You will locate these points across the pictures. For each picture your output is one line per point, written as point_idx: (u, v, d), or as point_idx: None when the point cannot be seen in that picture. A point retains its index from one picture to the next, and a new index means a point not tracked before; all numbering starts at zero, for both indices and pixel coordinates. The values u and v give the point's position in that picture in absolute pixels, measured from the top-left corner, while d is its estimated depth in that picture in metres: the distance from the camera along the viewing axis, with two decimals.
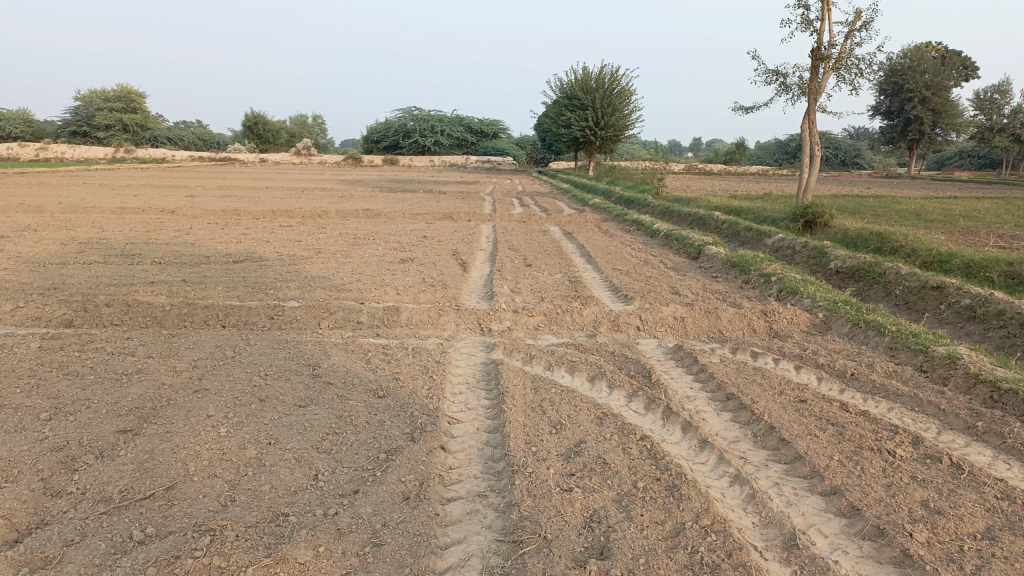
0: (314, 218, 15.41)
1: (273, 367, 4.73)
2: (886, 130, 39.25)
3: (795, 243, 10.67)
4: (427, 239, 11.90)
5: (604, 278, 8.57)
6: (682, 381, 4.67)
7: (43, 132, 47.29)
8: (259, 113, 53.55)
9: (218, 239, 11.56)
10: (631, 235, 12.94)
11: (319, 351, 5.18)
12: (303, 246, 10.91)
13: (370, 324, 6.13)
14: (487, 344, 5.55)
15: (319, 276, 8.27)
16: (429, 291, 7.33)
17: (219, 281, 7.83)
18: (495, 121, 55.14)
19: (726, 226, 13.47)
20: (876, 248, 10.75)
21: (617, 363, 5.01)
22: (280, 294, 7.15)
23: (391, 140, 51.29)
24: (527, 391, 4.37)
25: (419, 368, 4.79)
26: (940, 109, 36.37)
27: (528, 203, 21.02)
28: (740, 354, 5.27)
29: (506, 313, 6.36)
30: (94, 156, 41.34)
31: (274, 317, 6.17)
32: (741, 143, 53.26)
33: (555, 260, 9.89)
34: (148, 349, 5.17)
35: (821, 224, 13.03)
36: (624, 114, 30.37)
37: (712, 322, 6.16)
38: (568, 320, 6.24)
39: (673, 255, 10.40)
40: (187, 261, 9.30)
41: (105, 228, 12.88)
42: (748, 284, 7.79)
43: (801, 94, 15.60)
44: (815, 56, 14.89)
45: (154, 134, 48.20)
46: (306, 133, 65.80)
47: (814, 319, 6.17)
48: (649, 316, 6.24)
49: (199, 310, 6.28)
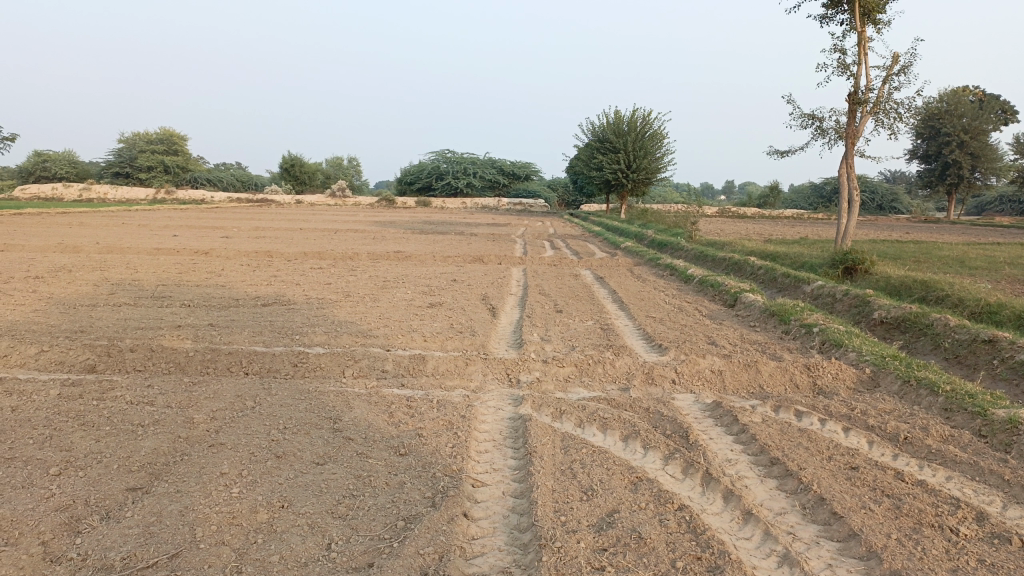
0: (345, 259, 15.43)
1: (292, 419, 4.56)
2: (923, 174, 38.66)
3: (835, 291, 10.35)
4: (457, 282, 11.78)
5: (637, 326, 8.34)
6: (722, 442, 4.40)
7: (87, 173, 48.56)
8: (296, 155, 54.53)
9: (249, 281, 11.57)
10: (664, 280, 12.71)
11: (342, 402, 5.01)
12: (332, 289, 10.85)
13: (395, 373, 5.95)
14: (515, 397, 5.33)
15: (346, 321, 8.15)
16: (457, 338, 7.16)
17: (246, 325, 7.74)
18: (527, 164, 55.47)
19: (762, 272, 13.16)
20: (921, 297, 10.38)
21: (652, 421, 4.75)
22: (306, 340, 7.02)
23: (424, 182, 51.80)
24: (557, 450, 4.14)
25: (444, 422, 4.58)
26: (979, 153, 35.77)
27: (559, 246, 20.92)
28: (783, 412, 4.99)
29: (536, 363, 6.16)
30: (135, 197, 42.28)
31: (298, 364, 6.03)
32: (775, 186, 52.89)
33: (587, 306, 9.69)
34: (168, 397, 5.04)
35: (862, 271, 12.67)
36: (656, 157, 30.30)
37: (751, 376, 5.88)
38: (600, 371, 6.01)
39: (709, 302, 10.14)
40: (216, 303, 9.26)
41: (139, 268, 12.98)
42: (788, 335, 7.49)
43: (838, 139, 15.35)
44: (852, 100, 14.68)
45: (194, 176, 49.29)
46: (341, 175, 66.80)
47: (861, 375, 5.86)
48: (685, 368, 5.98)
49: (223, 357, 6.16)
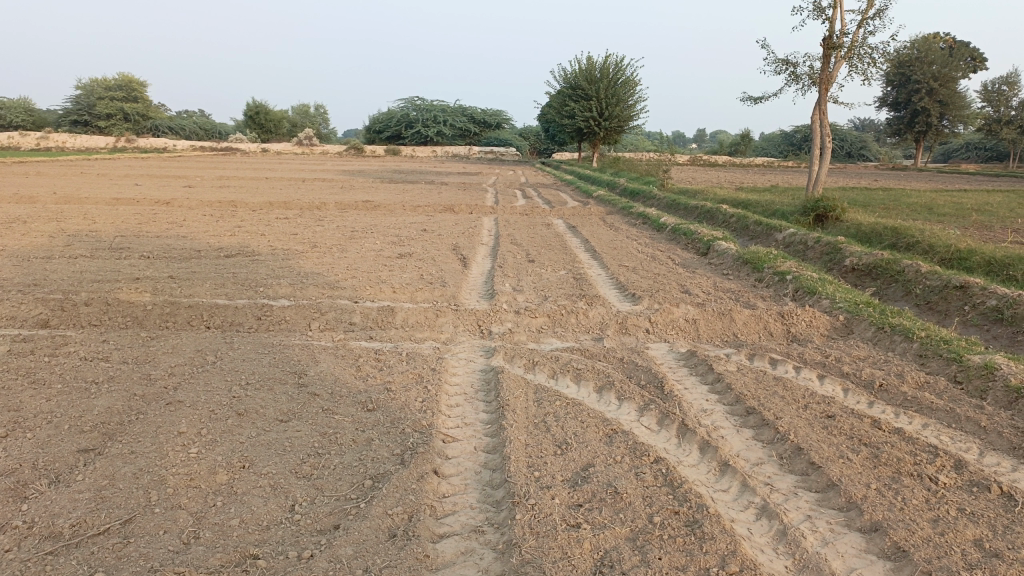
0: (312, 209, 15.07)
1: (255, 375, 4.39)
2: (892, 122, 38.73)
3: (807, 238, 10.31)
4: (427, 232, 11.54)
5: (610, 275, 8.22)
6: (697, 392, 4.32)
7: (43, 121, 46.88)
8: (261, 102, 53.11)
9: (212, 232, 11.23)
10: (637, 229, 12.59)
11: (308, 356, 4.84)
12: (299, 239, 10.56)
13: (363, 325, 5.78)
14: (487, 349, 5.20)
15: (312, 272, 7.92)
16: (426, 289, 6.99)
17: (208, 277, 7.49)
18: (498, 111, 54.64)
19: (734, 220, 13.09)
20: (892, 243, 10.39)
21: (627, 371, 4.65)
22: (271, 293, 6.80)
23: (393, 130, 50.83)
24: (529, 403, 4.02)
25: (414, 376, 4.44)
26: (948, 101, 35.87)
27: (531, 195, 20.68)
28: (758, 361, 4.92)
29: (507, 313, 6.02)
30: (94, 146, 40.97)
31: (261, 318, 5.83)
32: (746, 134, 52.80)
33: (559, 255, 9.55)
34: (124, 354, 4.83)
35: (833, 218, 12.66)
36: (628, 105, 29.92)
37: (725, 325, 5.80)
38: (573, 322, 5.90)
39: (682, 250, 10.05)
40: (177, 255, 8.96)
41: (97, 220, 12.55)
42: (762, 283, 7.42)
43: (812, 84, 15.19)
44: (827, 45, 14.49)
45: (155, 124, 47.86)
46: (308, 123, 65.30)
47: (835, 322, 5.81)
48: (659, 318, 5.88)
49: (183, 310, 5.94)
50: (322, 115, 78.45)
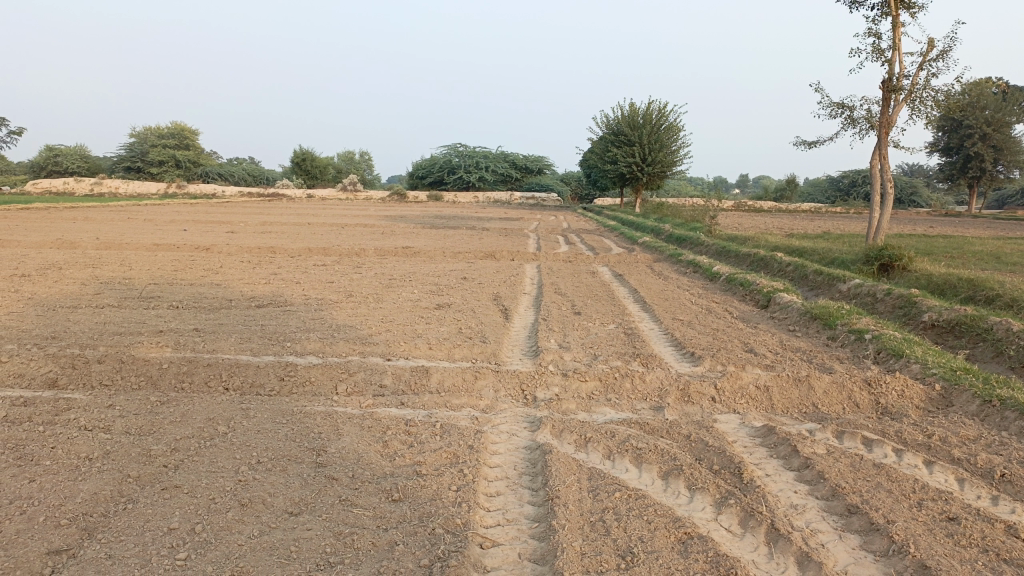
0: (351, 256, 14.74)
1: (269, 451, 3.84)
2: (944, 167, 37.59)
3: (876, 290, 9.54)
4: (467, 281, 11.02)
5: (664, 330, 7.58)
6: (783, 482, 3.65)
7: (99, 167, 48.08)
8: (306, 150, 53.98)
9: (246, 280, 10.87)
10: (688, 278, 11.95)
11: (331, 426, 4.28)
12: (334, 288, 10.14)
13: (394, 389, 5.22)
14: (533, 420, 4.58)
15: (345, 325, 7.43)
16: (465, 345, 6.43)
17: (235, 330, 7.05)
18: (539, 156, 54.61)
19: (792, 270, 12.36)
20: (968, 296, 9.57)
21: (695, 452, 3.99)
22: (298, 348, 6.31)
23: (435, 176, 51.07)
24: (584, 494, 3.39)
25: (449, 454, 3.85)
26: (1002, 145, 34.71)
27: (574, 241, 20.22)
28: (849, 442, 4.22)
29: (554, 376, 5.40)
30: (145, 192, 41.80)
31: (284, 379, 5.30)
32: (792, 180, 51.91)
33: (607, 306, 8.96)
34: (128, 421, 4.33)
35: (899, 268, 11.86)
36: (673, 150, 29.41)
37: (803, 394, 5.11)
38: (628, 386, 5.26)
39: (738, 303, 9.38)
40: (207, 305, 8.58)
41: (133, 266, 12.32)
42: (835, 342, 6.70)
43: (869, 128, 14.51)
44: (886, 87, 13.83)
45: (205, 170, 48.85)
46: (352, 169, 66.08)
47: (930, 392, 5.09)
48: (726, 383, 5.22)
49: (200, 369, 5.45)
50: (366, 162, 79.64)
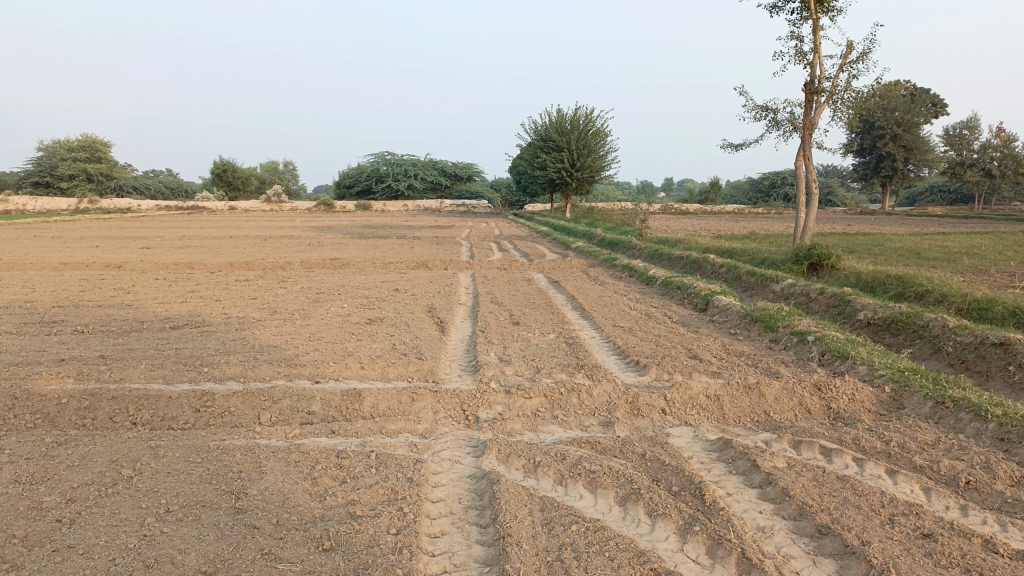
0: (276, 270, 14.10)
1: (179, 498, 3.40)
2: (859, 167, 38.90)
3: (809, 289, 9.57)
4: (399, 293, 10.61)
5: (605, 338, 7.35)
6: (746, 502, 3.41)
7: (3, 183, 45.47)
8: (228, 161, 52.30)
9: (162, 299, 10.19)
10: (624, 283, 11.83)
11: (252, 463, 3.86)
12: (258, 305, 9.58)
13: (324, 416, 4.81)
14: (476, 444, 4.25)
15: (269, 345, 6.95)
16: (400, 363, 6.05)
17: (146, 355, 6.49)
18: (468, 164, 54.35)
19: (725, 271, 12.38)
20: (898, 293, 9.69)
21: (652, 472, 3.73)
22: (216, 374, 5.81)
23: (363, 185, 50.18)
24: (537, 529, 3.07)
25: (386, 489, 3.48)
26: (912, 145, 36.13)
27: (507, 248, 19.95)
28: (808, 453, 4.04)
29: (495, 394, 5.08)
30: (55, 208, 39.70)
31: (200, 410, 4.83)
32: (715, 182, 53.03)
33: (545, 315, 8.70)
34: (15, 468, 3.80)
35: (829, 266, 11.99)
36: (601, 155, 29.51)
37: (754, 402, 4.93)
38: (574, 402, 4.98)
39: (677, 307, 9.26)
40: (117, 328, 7.94)
41: (37, 288, 11.44)
42: (778, 345, 6.59)
43: (793, 129, 14.72)
44: (808, 89, 14.06)
45: (120, 184, 46.77)
46: (276, 180, 64.36)
47: (880, 395, 4.98)
48: (675, 394, 4.99)
49: (104, 403, 4.92)
50: (291, 172, 77.89)
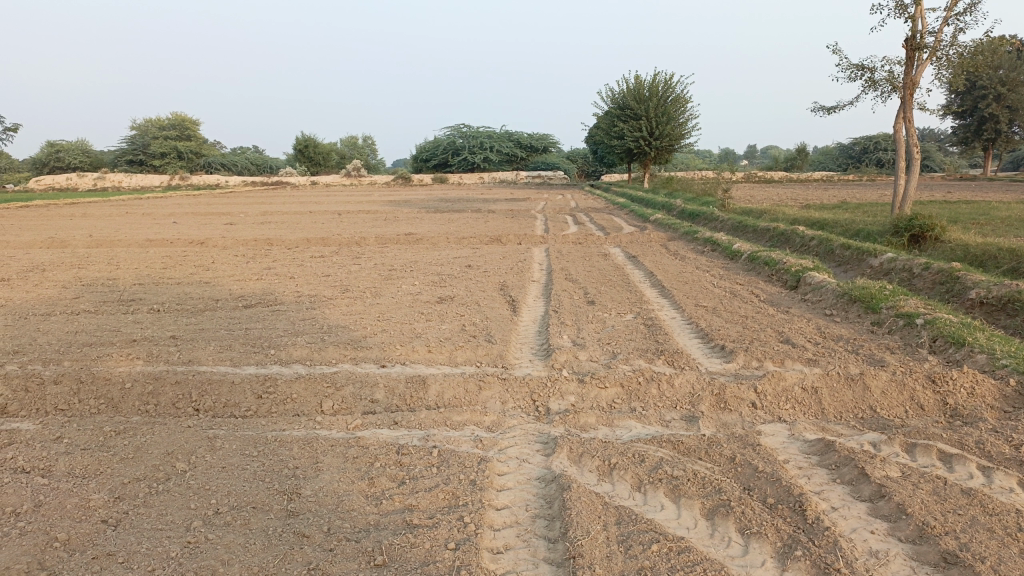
0: (351, 245, 14.07)
1: (229, 497, 3.20)
2: (959, 130, 36.52)
3: (912, 264, 8.82)
4: (471, 269, 10.36)
5: (687, 319, 6.88)
6: (855, 520, 2.98)
7: (101, 161, 47.52)
8: (309, 136, 53.24)
9: (238, 276, 10.24)
10: (707, 257, 11.25)
11: (308, 458, 3.63)
12: (330, 283, 9.48)
13: (387, 405, 4.57)
14: (546, 441, 3.92)
15: (337, 325, 6.78)
16: (468, 346, 5.76)
17: (215, 336, 6.41)
18: (544, 135, 53.76)
19: (815, 244, 11.63)
20: (1012, 268, 8.82)
21: (743, 479, 3.32)
22: (282, 357, 5.66)
23: (439, 158, 50.30)
24: (612, 548, 2.72)
25: (446, 493, 3.18)
26: (1018, 106, 33.55)
27: (584, 220, 19.52)
28: (924, 460, 3.55)
29: (567, 382, 4.73)
30: (149, 185, 41.26)
31: (261, 396, 4.66)
32: (801, 149, 50.83)
33: (622, 293, 8.28)
34: (71, 459, 3.69)
35: (932, 239, 11.10)
36: (681, 123, 28.50)
37: (857, 397, 4.43)
38: (653, 393, 4.58)
39: (765, 284, 8.69)
40: (191, 306, 7.95)
41: (122, 265, 11.70)
42: (881, 329, 6.01)
43: (891, 91, 13.68)
44: (908, 47, 13.01)
45: (207, 161, 48.15)
46: (355, 154, 65.14)
47: (1005, 389, 4.40)
48: (766, 386, 4.54)
49: (167, 388, 4.82)
50: (370, 146, 78.89)
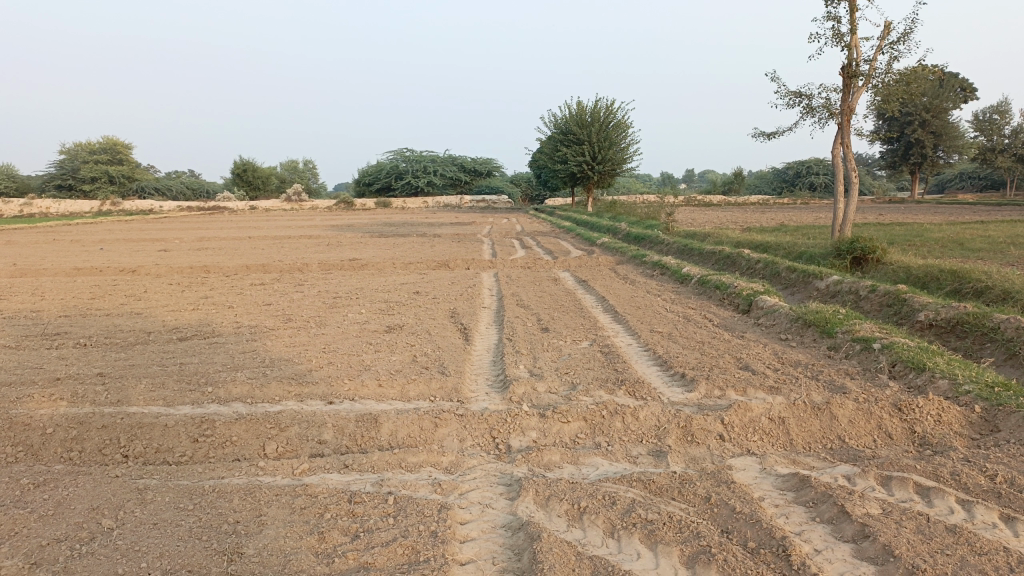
0: (293, 272, 13.64)
1: (162, 561, 2.86)
2: (887, 155, 37.89)
3: (858, 286, 8.90)
4: (419, 296, 10.07)
5: (644, 346, 6.74)
6: (842, 564, 2.82)
7: (27, 186, 45.64)
8: (248, 160, 52.20)
9: (173, 306, 9.74)
10: (657, 281, 11.21)
11: (250, 511, 3.31)
12: (271, 312, 9.08)
13: (336, 446, 4.27)
14: (509, 483, 3.68)
15: (280, 359, 6.43)
16: (420, 378, 5.49)
17: (147, 373, 5.99)
18: (487, 159, 53.87)
19: (761, 267, 11.73)
20: (954, 290, 8.98)
21: (721, 521, 3.14)
22: (221, 395, 5.29)
23: (382, 182, 49.86)
24: None
25: (406, 549, 2.91)
26: (941, 131, 34.96)
27: (530, 244, 19.42)
28: (902, 494, 3.43)
29: (528, 417, 4.50)
30: (79, 210, 39.74)
31: (198, 440, 4.31)
32: (738, 173, 52.04)
33: (575, 319, 8.12)
34: None
35: (874, 261, 11.28)
36: (623, 147, 28.78)
37: (825, 426, 4.33)
38: (618, 426, 4.39)
39: (717, 308, 8.65)
40: (121, 340, 7.46)
41: (47, 296, 11.04)
42: (838, 354, 5.97)
43: (829, 116, 14.00)
44: (845, 74, 13.34)
45: (142, 185, 46.69)
46: (294, 178, 64.06)
47: (970, 416, 4.34)
48: (733, 417, 4.39)
49: (93, 433, 4.41)
50: (311, 170, 77.88)
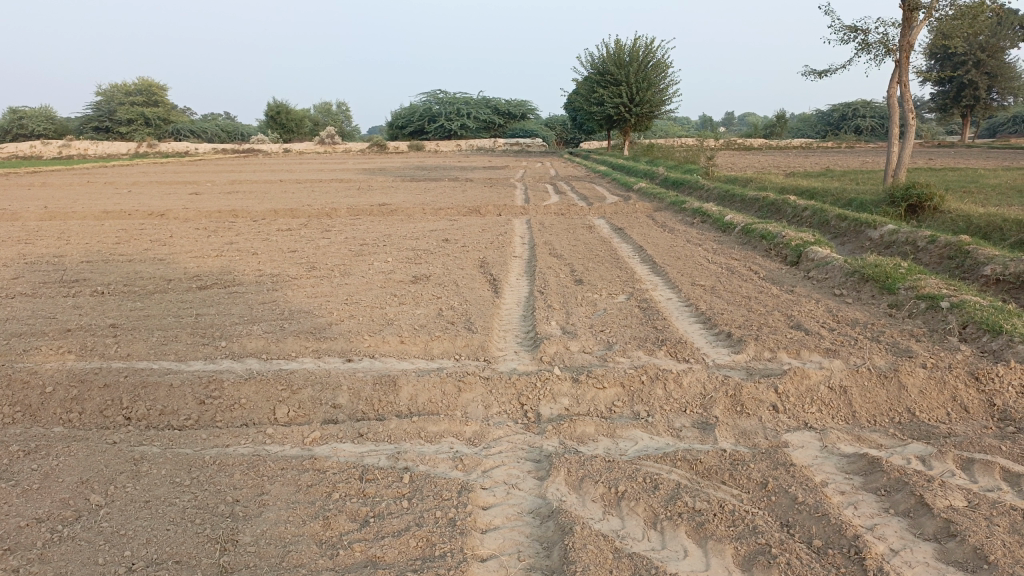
0: (321, 218, 13.32)
1: (147, 548, 2.56)
2: (937, 97, 36.12)
3: (915, 237, 8.27)
4: (449, 243, 9.69)
5: (684, 301, 6.29)
6: (924, 570, 2.42)
7: (65, 128, 45.86)
8: (281, 102, 51.69)
9: (196, 253, 9.47)
10: (697, 230, 10.67)
11: (252, 488, 3.00)
12: (295, 260, 8.75)
13: (351, 412, 3.95)
14: (538, 459, 3.32)
15: (299, 311, 6.11)
16: (445, 335, 5.12)
17: (161, 325, 5.72)
18: (522, 102, 52.74)
19: (808, 215, 11.09)
20: (1020, 241, 8.32)
21: (780, 513, 2.75)
22: (234, 350, 4.98)
23: (415, 125, 49.16)
24: None
25: (419, 540, 2.57)
26: (997, 72, 33.08)
27: (565, 190, 18.86)
28: (987, 481, 3.00)
29: (560, 381, 4.11)
30: (116, 152, 39.80)
31: (204, 402, 4.01)
32: (780, 116, 50.28)
33: (611, 270, 7.69)
34: None
35: (930, 209, 10.57)
36: (662, 88, 27.71)
37: (892, 397, 3.88)
38: (659, 394, 3.98)
39: (763, 260, 8.12)
40: (140, 288, 7.20)
41: (74, 240, 10.86)
42: (900, 313, 5.47)
43: (885, 54, 13.10)
44: (904, 7, 12.40)
45: (176, 128, 46.57)
46: (327, 121, 63.42)
47: None
48: (788, 385, 3.96)
49: (95, 393, 4.14)
50: (345, 113, 77.23)
